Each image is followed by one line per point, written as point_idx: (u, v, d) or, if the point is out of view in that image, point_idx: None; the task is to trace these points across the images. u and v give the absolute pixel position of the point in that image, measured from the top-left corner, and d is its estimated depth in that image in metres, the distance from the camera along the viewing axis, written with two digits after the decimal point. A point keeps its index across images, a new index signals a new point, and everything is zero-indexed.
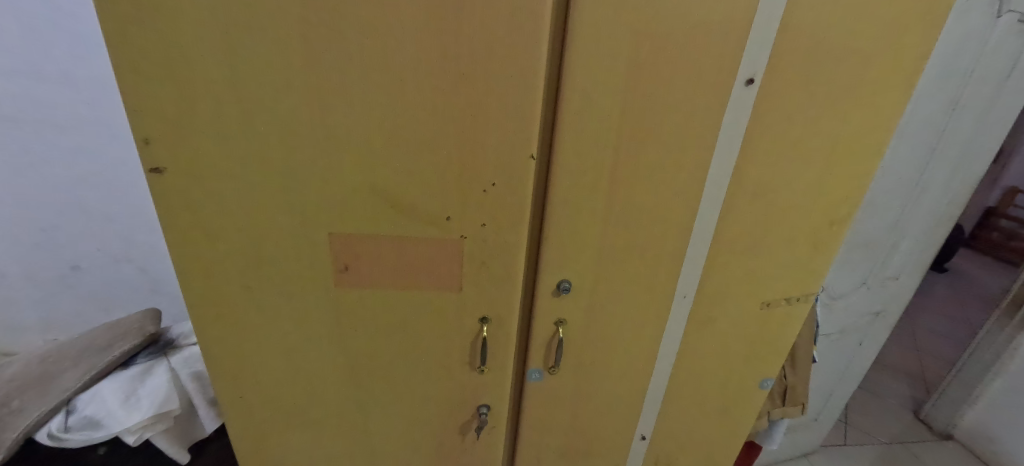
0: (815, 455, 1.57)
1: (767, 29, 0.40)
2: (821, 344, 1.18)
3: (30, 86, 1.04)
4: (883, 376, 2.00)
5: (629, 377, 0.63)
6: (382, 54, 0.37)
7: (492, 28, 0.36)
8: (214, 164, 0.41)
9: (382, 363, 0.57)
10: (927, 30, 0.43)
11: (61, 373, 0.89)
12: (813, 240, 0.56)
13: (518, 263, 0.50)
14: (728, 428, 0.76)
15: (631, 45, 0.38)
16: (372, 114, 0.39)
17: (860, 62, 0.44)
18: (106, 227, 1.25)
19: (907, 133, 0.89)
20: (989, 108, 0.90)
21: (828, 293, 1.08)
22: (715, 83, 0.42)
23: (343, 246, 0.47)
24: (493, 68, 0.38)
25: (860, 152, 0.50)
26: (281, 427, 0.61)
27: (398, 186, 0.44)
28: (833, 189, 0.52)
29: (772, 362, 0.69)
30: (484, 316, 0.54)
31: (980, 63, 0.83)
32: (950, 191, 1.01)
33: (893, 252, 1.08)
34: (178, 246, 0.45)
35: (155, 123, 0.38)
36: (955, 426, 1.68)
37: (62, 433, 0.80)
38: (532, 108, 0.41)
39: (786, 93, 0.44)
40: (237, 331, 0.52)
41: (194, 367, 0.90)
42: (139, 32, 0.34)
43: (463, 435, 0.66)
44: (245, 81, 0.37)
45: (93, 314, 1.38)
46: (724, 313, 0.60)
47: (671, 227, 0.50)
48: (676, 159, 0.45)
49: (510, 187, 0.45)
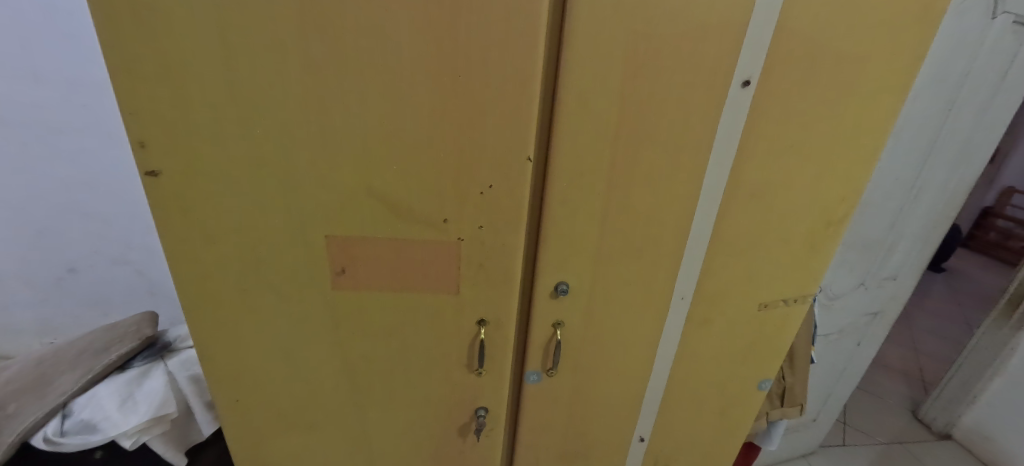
0: (814, 455, 1.57)
1: (762, 31, 0.40)
2: (819, 345, 1.18)
3: (26, 88, 1.04)
4: (882, 376, 2.00)
5: (628, 379, 0.63)
6: (378, 57, 0.37)
7: (488, 30, 0.36)
8: (210, 168, 0.41)
9: (379, 365, 0.57)
10: (923, 32, 0.43)
11: (57, 376, 0.88)
12: (811, 241, 0.56)
13: (516, 264, 0.50)
14: (727, 429, 0.76)
15: (628, 47, 0.38)
16: (368, 117, 0.39)
17: (857, 63, 0.44)
18: (103, 230, 1.24)
19: (905, 134, 0.89)
20: (985, 108, 0.90)
21: (826, 294, 1.08)
22: (712, 85, 0.42)
23: (340, 249, 0.47)
24: (490, 71, 0.38)
25: (857, 153, 0.50)
26: (279, 430, 0.61)
27: (395, 189, 0.43)
28: (830, 190, 0.52)
29: (771, 362, 0.69)
30: (482, 318, 0.54)
31: (975, 64, 0.83)
32: (947, 192, 1.01)
33: (891, 252, 1.08)
34: (174, 249, 0.45)
35: (150, 126, 0.38)
36: (954, 425, 1.68)
37: (58, 438, 0.79)
38: (528, 110, 0.41)
39: (782, 94, 0.44)
40: (234, 334, 0.52)
41: (191, 370, 0.89)
42: (134, 35, 0.34)
43: (461, 438, 0.65)
44: (240, 83, 0.37)
45: (90, 317, 1.38)
46: (722, 314, 0.60)
47: (669, 228, 0.50)
48: (674, 161, 0.45)
49: (508, 189, 0.45)
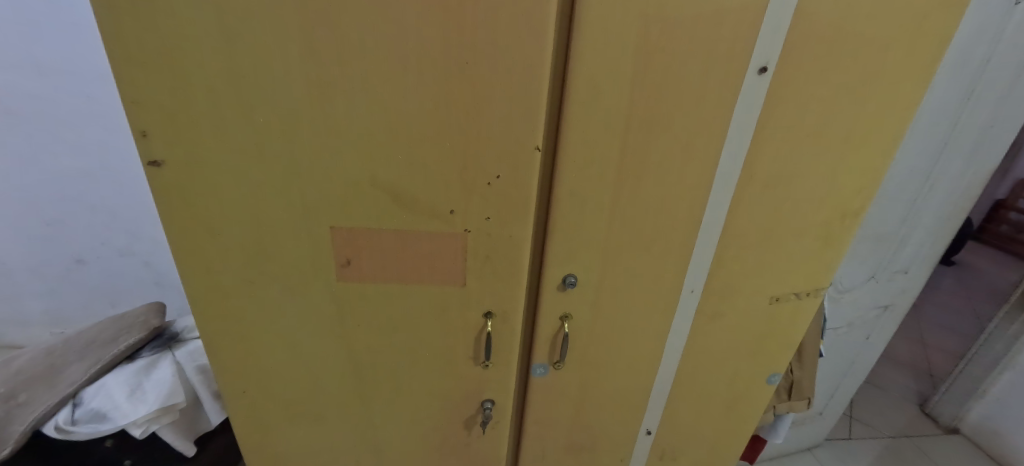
0: (820, 450, 1.55)
1: (779, 18, 0.38)
2: (827, 338, 1.17)
3: (32, 80, 1.03)
4: (889, 370, 1.99)
5: (636, 372, 0.63)
6: (382, 46, 0.36)
7: (496, 16, 0.35)
8: (214, 157, 0.40)
9: (385, 357, 0.56)
10: (952, 15, 0.41)
11: (67, 367, 0.89)
12: (825, 234, 0.55)
13: (523, 255, 0.50)
14: (734, 423, 0.75)
15: (641, 34, 0.36)
16: (375, 106, 0.38)
17: (878, 49, 0.42)
18: (111, 222, 1.25)
19: (920, 126, 0.86)
20: (1005, 98, 0.87)
21: (837, 287, 1.06)
22: (727, 74, 0.40)
23: (344, 239, 0.46)
24: (499, 56, 0.37)
25: (874, 144, 0.48)
26: (284, 421, 0.61)
27: (401, 181, 0.43)
28: (845, 181, 0.50)
29: (780, 356, 0.68)
30: (489, 311, 0.53)
31: (996, 53, 0.80)
32: (963, 183, 0.99)
33: (904, 245, 1.06)
34: (180, 243, 0.45)
35: (152, 116, 0.37)
36: (962, 420, 1.67)
37: (69, 427, 0.80)
38: (538, 98, 0.39)
39: (801, 83, 0.42)
40: (239, 325, 0.52)
41: (199, 360, 0.91)
42: (131, 19, 0.33)
43: (466, 429, 0.65)
44: (243, 72, 0.36)
45: (100, 307, 1.40)
46: (732, 308, 0.60)
47: (679, 221, 0.49)
48: (686, 153, 0.44)
49: (514, 179, 0.44)
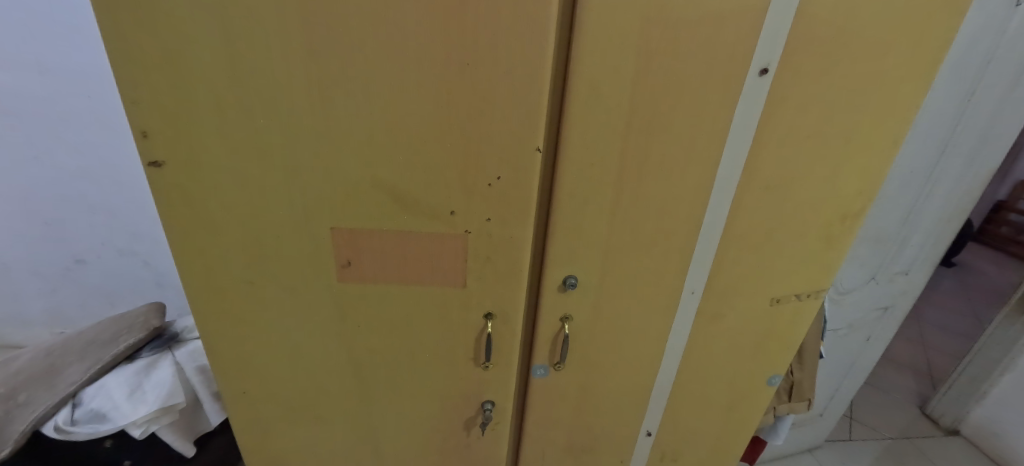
0: (820, 451, 1.55)
1: (779, 19, 0.38)
2: (828, 339, 1.17)
3: (32, 79, 1.03)
4: (889, 371, 1.99)
5: (636, 374, 0.63)
6: (383, 47, 0.36)
7: (496, 19, 0.35)
8: (215, 158, 0.40)
9: (385, 357, 0.56)
10: (954, 17, 0.41)
11: (67, 367, 0.89)
12: (826, 236, 0.55)
13: (524, 256, 0.49)
14: (735, 424, 0.75)
15: (641, 36, 0.36)
16: (375, 107, 0.38)
17: (880, 50, 0.42)
18: (111, 222, 1.25)
19: (920, 128, 0.86)
20: (1005, 100, 0.87)
21: (837, 288, 1.06)
22: (729, 75, 0.40)
23: (344, 240, 0.46)
24: (499, 58, 0.37)
25: (876, 145, 0.48)
26: (284, 421, 0.61)
27: (402, 182, 0.43)
28: (846, 182, 0.50)
29: (781, 357, 0.68)
30: (489, 312, 0.53)
31: (996, 56, 0.80)
32: (964, 185, 0.99)
33: (905, 246, 1.06)
34: (180, 243, 0.45)
35: (153, 116, 0.37)
36: (963, 421, 1.67)
37: (69, 427, 0.80)
38: (539, 99, 0.39)
39: (801, 85, 0.42)
40: (239, 325, 0.52)
41: (198, 361, 0.90)
42: (132, 19, 0.33)
43: (466, 430, 0.65)
44: (244, 73, 0.36)
45: (100, 306, 1.40)
46: (732, 309, 0.59)
47: (680, 222, 0.49)
48: (687, 154, 0.44)
49: (515, 180, 0.44)
